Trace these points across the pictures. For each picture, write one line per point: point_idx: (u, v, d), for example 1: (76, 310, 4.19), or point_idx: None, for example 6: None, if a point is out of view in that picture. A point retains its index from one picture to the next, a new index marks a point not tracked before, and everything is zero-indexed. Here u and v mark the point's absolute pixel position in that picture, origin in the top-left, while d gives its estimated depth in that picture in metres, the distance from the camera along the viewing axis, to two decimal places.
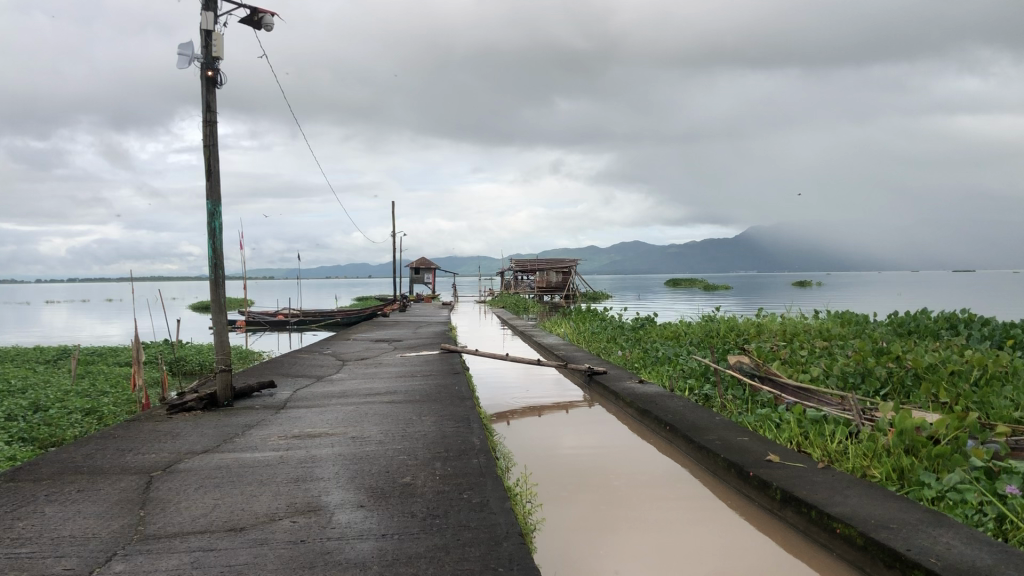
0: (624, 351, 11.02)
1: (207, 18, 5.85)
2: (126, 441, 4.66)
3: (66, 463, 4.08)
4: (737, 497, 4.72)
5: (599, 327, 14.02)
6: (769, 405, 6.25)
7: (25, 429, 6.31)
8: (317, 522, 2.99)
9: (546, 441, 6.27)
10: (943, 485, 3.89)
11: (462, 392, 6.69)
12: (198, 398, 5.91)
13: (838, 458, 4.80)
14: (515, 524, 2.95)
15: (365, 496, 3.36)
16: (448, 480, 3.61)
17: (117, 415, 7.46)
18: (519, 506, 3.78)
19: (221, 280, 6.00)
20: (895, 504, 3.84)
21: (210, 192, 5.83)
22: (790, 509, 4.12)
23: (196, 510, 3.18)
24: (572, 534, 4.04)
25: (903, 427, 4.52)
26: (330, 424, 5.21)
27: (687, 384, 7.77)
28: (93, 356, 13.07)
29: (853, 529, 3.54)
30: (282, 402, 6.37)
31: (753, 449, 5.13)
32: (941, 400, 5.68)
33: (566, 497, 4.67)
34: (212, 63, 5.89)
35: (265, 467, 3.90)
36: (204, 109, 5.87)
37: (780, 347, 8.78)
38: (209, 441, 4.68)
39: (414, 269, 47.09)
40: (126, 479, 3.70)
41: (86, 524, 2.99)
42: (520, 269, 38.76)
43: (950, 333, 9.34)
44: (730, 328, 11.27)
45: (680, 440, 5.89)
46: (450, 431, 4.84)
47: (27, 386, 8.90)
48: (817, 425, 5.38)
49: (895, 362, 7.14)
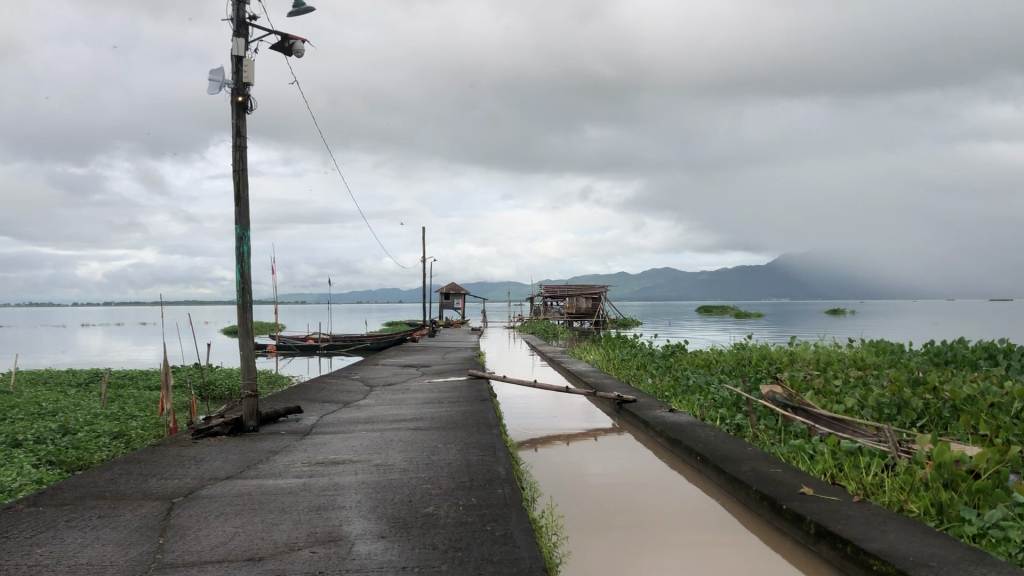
0: (654, 378, 10.89)
1: (238, 44, 5.90)
2: (150, 466, 4.64)
3: (90, 487, 4.06)
4: (769, 531, 4.60)
5: (629, 354, 13.87)
6: (802, 436, 6.12)
7: (53, 452, 6.32)
8: (337, 553, 2.93)
9: (573, 470, 6.18)
10: (985, 522, 3.74)
11: (490, 419, 6.61)
12: (224, 423, 5.89)
13: (875, 491, 4.66)
14: (539, 558, 2.87)
15: (388, 526, 3.29)
16: (472, 510, 3.53)
17: (144, 439, 7.47)
18: (545, 537, 3.69)
19: (249, 304, 5.99)
20: (936, 541, 3.70)
21: (239, 217, 5.84)
22: (824, 544, 4.00)
23: (216, 538, 3.13)
24: (599, 567, 3.94)
25: (943, 460, 4.38)
26: (355, 451, 5.16)
27: (718, 414, 7.64)
28: (124, 379, 13.16)
29: (891, 566, 3.41)
30: (308, 427, 6.33)
31: (787, 481, 5.01)
32: (982, 432, 5.53)
33: (592, 529, 4.57)
34: (243, 89, 5.92)
35: (288, 495, 3.86)
36: (234, 135, 5.89)
37: (814, 376, 8.62)
38: (233, 466, 4.65)
39: (444, 294, 47.13)
40: (148, 506, 3.66)
41: (104, 552, 2.96)
42: (549, 295, 38.62)
43: (989, 363, 9.12)
44: (762, 356, 11.11)
45: (711, 471, 5.76)
46: (475, 459, 4.77)
47: (58, 409, 8.95)
48: (852, 456, 5.25)
49: (931, 392, 6.98)
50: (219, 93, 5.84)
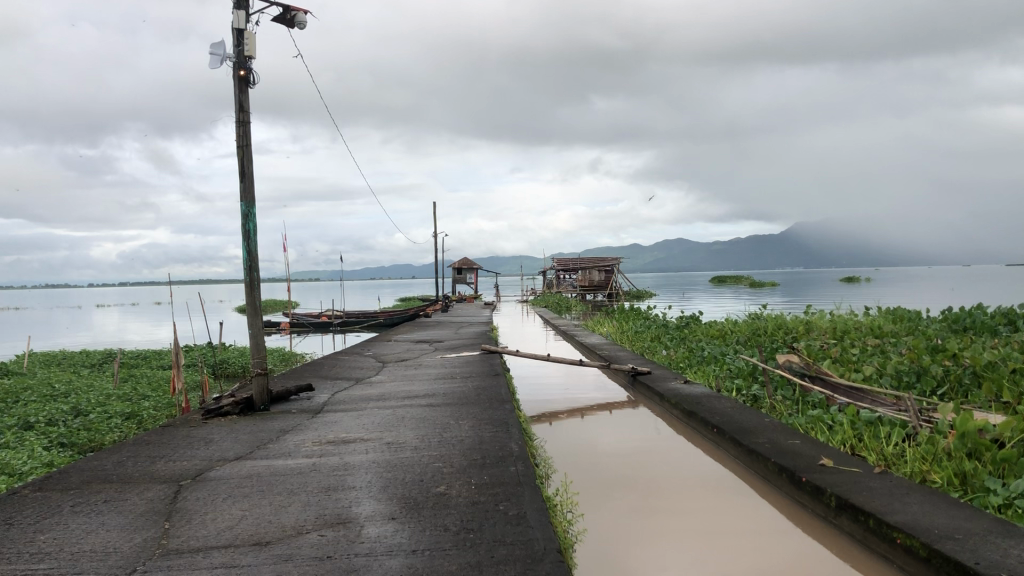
0: (669, 350, 10.79)
1: (240, 17, 5.77)
2: (158, 448, 4.57)
3: (96, 471, 4.00)
4: (788, 503, 4.52)
5: (643, 326, 13.77)
6: (820, 406, 6.03)
7: (65, 433, 6.29)
8: (346, 536, 2.85)
9: (586, 444, 6.09)
10: (1011, 492, 3.65)
11: (502, 394, 6.52)
12: (235, 403, 5.82)
13: (896, 462, 4.56)
14: (554, 540, 2.78)
15: (398, 507, 3.22)
16: (485, 489, 3.45)
17: (157, 420, 7.44)
18: (559, 516, 3.61)
19: (257, 282, 5.90)
20: (961, 513, 3.60)
21: (244, 194, 5.75)
22: (846, 517, 3.90)
23: (222, 521, 3.06)
24: (616, 543, 3.85)
25: (966, 430, 4.28)
26: (366, 429, 5.09)
27: (734, 384, 7.54)
28: (137, 360, 13.15)
29: (915, 539, 3.32)
30: (319, 406, 6.26)
31: (806, 452, 4.91)
32: (1004, 400, 5.43)
33: (608, 503, 4.49)
34: (245, 63, 5.81)
35: (296, 476, 3.79)
36: (237, 109, 5.79)
37: (831, 345, 8.48)
38: (242, 447, 4.58)
39: (456, 269, 46.96)
40: (153, 489, 3.59)
41: (108, 538, 2.89)
42: (562, 269, 38.32)
43: (1008, 330, 8.98)
44: (778, 326, 10.99)
45: (728, 443, 5.67)
46: (488, 436, 4.69)
47: (69, 390, 8.93)
48: (871, 427, 5.16)
49: (951, 359, 6.87)
50: (221, 67, 5.73)
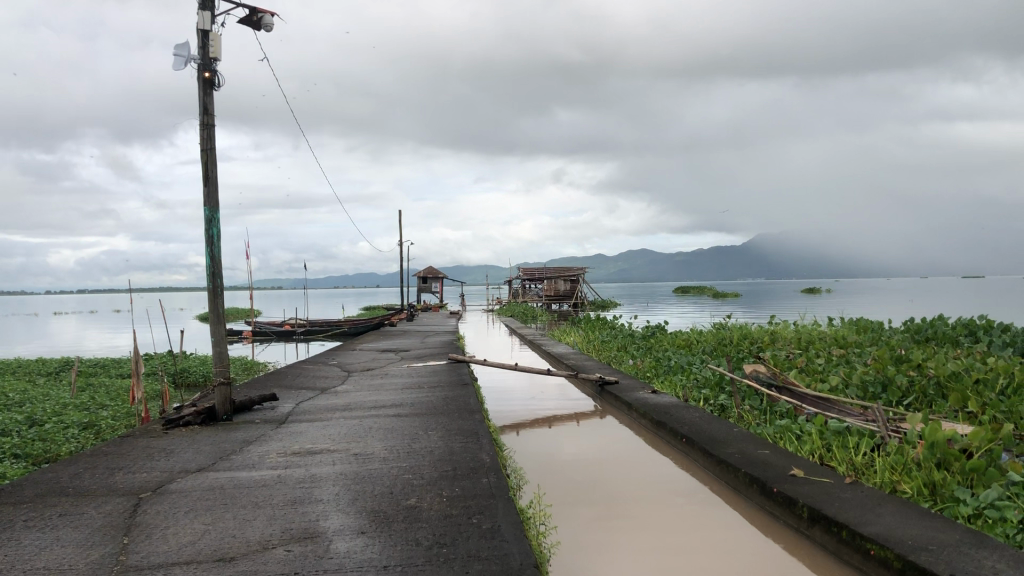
0: (635, 360, 10.75)
1: (205, 18, 5.65)
2: (117, 459, 4.44)
3: (52, 483, 3.85)
4: (760, 514, 4.48)
5: (610, 335, 13.74)
6: (788, 416, 6.00)
7: (20, 444, 6.11)
8: (314, 552, 2.75)
9: (554, 454, 6.03)
10: (981, 502, 3.64)
11: (472, 404, 6.43)
12: (196, 413, 5.68)
13: (866, 472, 4.54)
14: (530, 555, 2.71)
15: (368, 520, 3.12)
16: (456, 502, 3.37)
17: (115, 430, 7.25)
18: (533, 528, 3.54)
19: (220, 289, 5.77)
20: (933, 523, 3.58)
21: (208, 198, 5.62)
22: (818, 528, 3.87)
23: (184, 536, 2.95)
24: (589, 555, 3.78)
25: (935, 439, 4.26)
26: (332, 440, 4.98)
27: (702, 394, 7.51)
28: (96, 368, 12.86)
29: (890, 551, 3.28)
30: (284, 416, 6.13)
31: (776, 462, 4.89)
32: (970, 410, 5.43)
33: (580, 515, 4.42)
34: (210, 64, 5.69)
35: (261, 488, 3.68)
36: (201, 112, 5.66)
37: (796, 355, 8.52)
38: (204, 458, 4.46)
39: (422, 278, 46.69)
40: (112, 502, 3.47)
41: (64, 554, 2.77)
42: (527, 278, 38.26)
43: (969, 340, 9.07)
44: (743, 335, 11.03)
45: (698, 453, 5.63)
46: (458, 446, 4.61)
47: (25, 400, 8.68)
48: (840, 436, 5.14)
49: (915, 369, 6.91)
50: (185, 69, 5.61)
